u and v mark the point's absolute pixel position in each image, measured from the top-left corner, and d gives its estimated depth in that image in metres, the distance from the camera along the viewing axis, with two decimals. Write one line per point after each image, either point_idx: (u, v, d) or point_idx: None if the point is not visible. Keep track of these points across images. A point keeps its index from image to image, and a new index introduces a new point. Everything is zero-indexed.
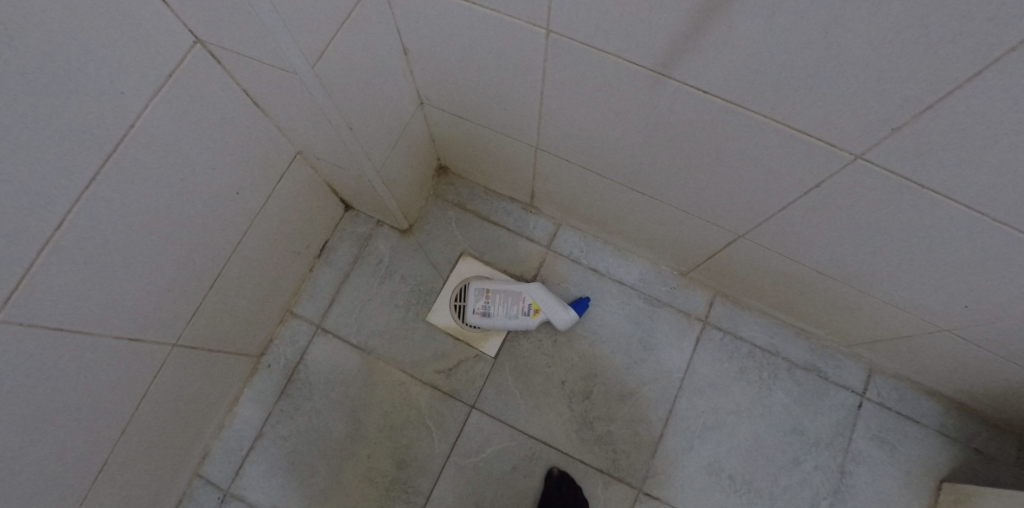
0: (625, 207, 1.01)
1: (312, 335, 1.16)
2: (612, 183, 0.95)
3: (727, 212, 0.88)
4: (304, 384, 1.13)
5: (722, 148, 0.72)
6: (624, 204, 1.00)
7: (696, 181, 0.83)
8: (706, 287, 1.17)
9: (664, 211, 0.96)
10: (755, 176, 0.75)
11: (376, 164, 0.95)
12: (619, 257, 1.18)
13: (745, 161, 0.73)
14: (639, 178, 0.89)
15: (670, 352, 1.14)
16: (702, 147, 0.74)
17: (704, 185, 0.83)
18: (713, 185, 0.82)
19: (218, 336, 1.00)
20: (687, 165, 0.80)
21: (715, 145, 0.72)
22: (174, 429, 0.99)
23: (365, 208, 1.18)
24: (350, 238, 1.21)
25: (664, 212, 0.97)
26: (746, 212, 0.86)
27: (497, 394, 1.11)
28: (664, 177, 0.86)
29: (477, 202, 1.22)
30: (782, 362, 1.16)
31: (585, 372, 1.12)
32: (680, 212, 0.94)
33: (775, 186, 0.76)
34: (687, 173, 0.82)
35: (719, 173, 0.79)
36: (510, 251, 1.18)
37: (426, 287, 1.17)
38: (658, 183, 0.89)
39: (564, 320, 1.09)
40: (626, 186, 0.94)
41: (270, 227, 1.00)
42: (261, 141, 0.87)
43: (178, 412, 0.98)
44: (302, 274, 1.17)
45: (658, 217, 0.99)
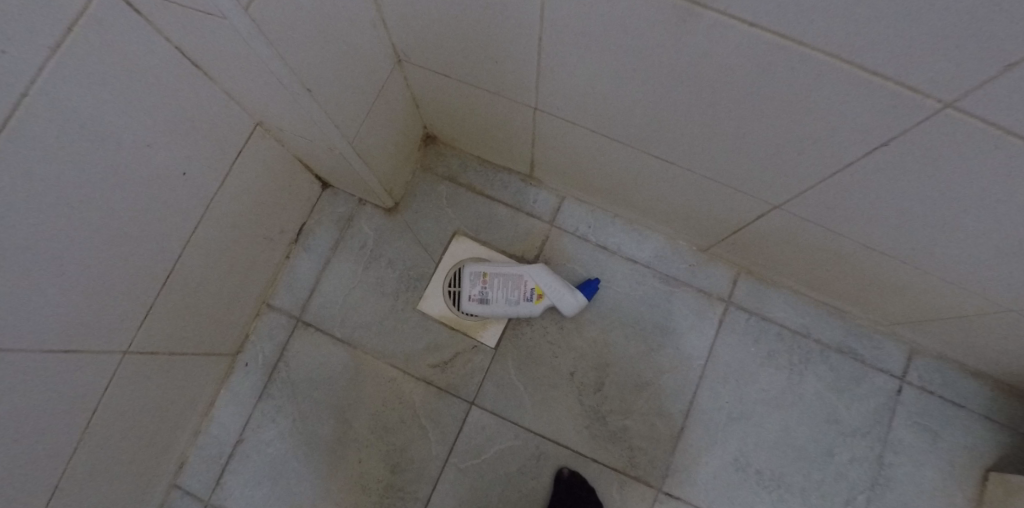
0: (640, 175, 0.87)
1: (292, 329, 1.05)
2: (626, 146, 0.80)
3: (762, 178, 0.75)
4: (286, 383, 1.03)
5: (766, 99, 0.58)
6: (638, 172, 0.86)
7: (728, 140, 0.69)
8: (730, 264, 1.04)
9: (686, 177, 0.82)
10: (802, 134, 0.62)
11: (347, 135, 0.82)
12: (631, 233, 1.05)
13: (791, 116, 0.59)
14: (658, 139, 0.75)
15: (691, 338, 1.02)
16: (742, 98, 0.60)
17: (737, 144, 0.69)
18: (748, 144, 0.68)
19: (181, 336, 0.88)
20: (717, 123, 0.66)
21: (757, 95, 0.58)
22: (139, 441, 0.89)
23: (344, 186, 1.04)
24: (329, 220, 1.08)
25: (686, 179, 0.83)
26: (785, 178, 0.72)
27: (498, 389, 0.99)
28: (690, 139, 0.72)
29: (471, 174, 1.08)
30: (814, 345, 1.04)
31: (597, 362, 1.00)
32: (705, 180, 0.81)
33: (825, 146, 0.62)
34: (716, 131, 0.68)
35: (756, 130, 0.65)
36: (509, 229, 1.05)
37: (416, 272, 1.05)
38: (679, 144, 0.75)
39: (571, 306, 0.97)
40: (642, 150, 0.80)
41: (231, 211, 0.87)
42: (208, 111, 0.73)
43: (142, 423, 0.88)
44: (277, 263, 1.05)
45: (677, 186, 0.86)
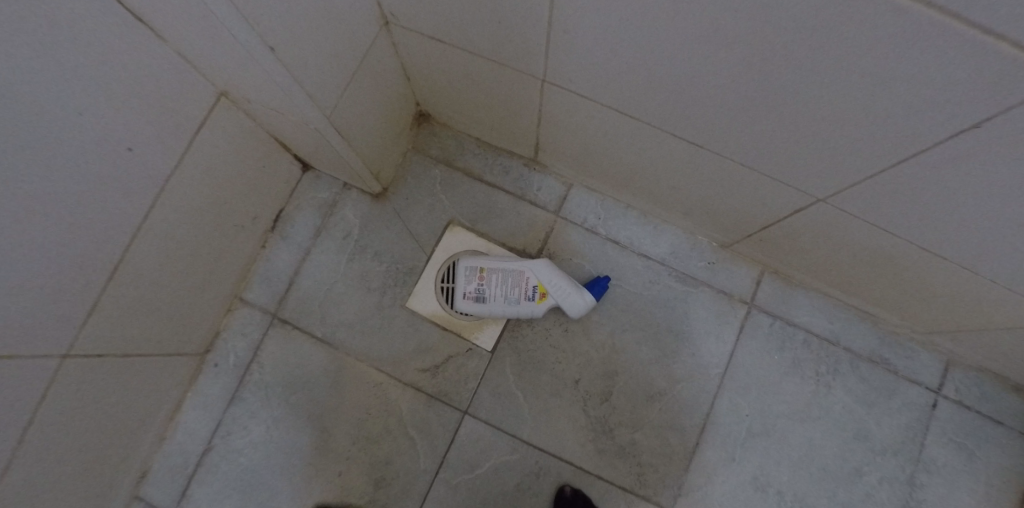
0: (662, 160, 0.76)
1: (267, 327, 0.95)
2: (650, 124, 0.69)
3: (806, 167, 0.64)
4: (260, 387, 0.93)
5: (832, 75, 0.47)
6: (660, 156, 0.75)
7: (776, 122, 0.58)
8: (754, 262, 0.94)
9: (715, 163, 0.71)
10: (871, 118, 0.50)
11: (326, 108, 0.71)
12: (645, 226, 0.94)
13: (862, 97, 0.48)
14: (689, 117, 0.64)
15: (709, 344, 0.92)
16: (802, 73, 0.48)
17: (785, 128, 0.58)
18: (799, 128, 0.57)
19: (136, 336, 0.78)
20: (760, 102, 0.56)
21: (819, 70, 0.47)
22: (93, 454, 0.79)
23: (326, 168, 0.93)
24: (309, 206, 0.97)
25: (715, 166, 0.72)
26: (835, 169, 0.62)
27: (495, 397, 0.90)
28: (726, 119, 0.61)
29: (468, 157, 0.97)
30: (843, 353, 0.94)
31: (604, 369, 0.90)
32: (738, 168, 0.70)
33: (897, 134, 0.51)
34: (762, 110, 0.57)
35: (812, 112, 0.54)
36: (509, 219, 0.94)
37: (404, 265, 0.94)
38: (715, 124, 0.63)
39: (578, 307, 0.87)
40: (665, 132, 0.69)
41: (193, 194, 0.76)
42: (157, 79, 0.62)
43: (95, 434, 0.78)
44: (251, 254, 0.95)
45: (703, 175, 0.75)
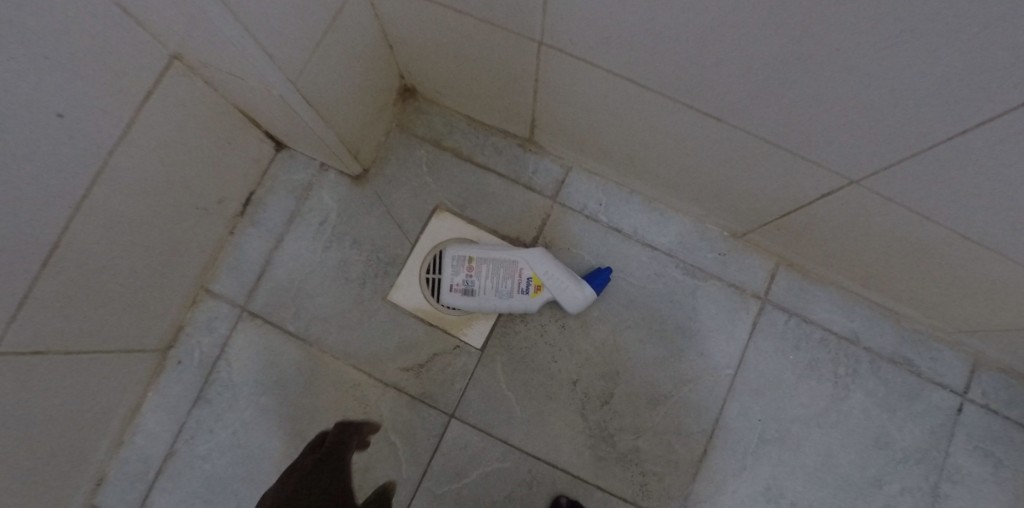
0: (673, 139, 0.67)
1: (235, 321, 0.86)
2: (663, 96, 0.60)
3: (840, 146, 0.55)
4: (227, 386, 0.85)
5: (891, 35, 0.38)
6: (671, 133, 0.67)
7: (809, 93, 0.50)
8: (768, 254, 0.86)
9: (734, 142, 0.63)
10: (932, 88, 0.42)
11: (294, 75, 0.62)
12: (650, 213, 0.86)
13: (924, 63, 0.40)
14: (709, 88, 0.55)
15: (718, 342, 0.84)
16: (851, 33, 0.40)
17: (818, 101, 0.50)
18: (838, 101, 0.49)
19: (83, 332, 0.70)
20: (794, 72, 0.47)
21: (875, 29, 0.39)
22: (44, 467, 0.71)
23: (300, 146, 0.85)
24: (283, 189, 0.89)
25: (733, 145, 0.63)
26: (876, 149, 0.54)
27: (484, 399, 0.82)
28: (751, 92, 0.53)
29: (457, 136, 0.88)
30: (863, 353, 0.87)
31: (605, 369, 0.82)
32: (760, 147, 0.62)
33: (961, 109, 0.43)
34: (797, 79, 0.48)
35: (858, 82, 0.45)
36: (502, 205, 0.86)
37: (386, 254, 0.86)
38: (739, 96, 0.55)
39: (576, 301, 0.79)
40: (678, 106, 0.61)
41: (143, 172, 0.67)
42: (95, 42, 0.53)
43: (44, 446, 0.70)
44: (217, 240, 0.86)
45: (719, 156, 0.67)
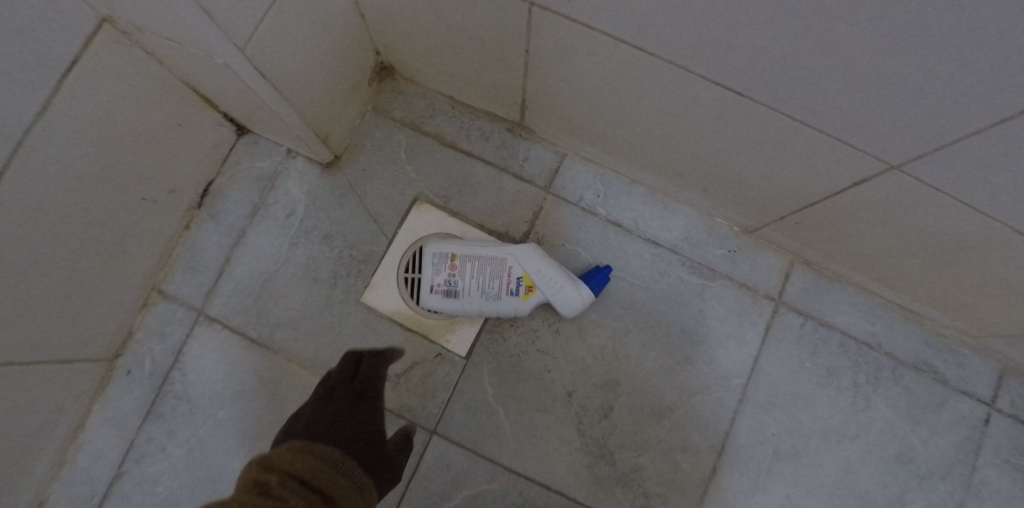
0: (684, 121, 0.59)
1: (190, 327, 0.77)
2: (676, 72, 0.52)
3: (881, 132, 0.47)
4: (181, 399, 0.76)
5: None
6: (683, 114, 0.58)
7: (856, 70, 0.41)
8: (782, 250, 0.78)
9: (755, 124, 0.54)
10: (1022, 62, 0.34)
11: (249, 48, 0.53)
12: (653, 205, 0.78)
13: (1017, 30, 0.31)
14: (734, 62, 0.47)
15: (728, 348, 0.76)
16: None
17: (866, 80, 0.42)
18: (892, 80, 0.40)
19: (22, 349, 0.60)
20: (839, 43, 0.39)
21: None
22: None
23: (264, 130, 0.76)
24: (245, 179, 0.79)
25: (753, 128, 0.55)
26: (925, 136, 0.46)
27: (469, 413, 0.74)
28: (781, 69, 0.45)
29: (439, 121, 0.80)
30: (885, 360, 0.79)
31: (603, 379, 0.74)
32: (783, 130, 0.53)
33: None
34: (844, 53, 0.40)
35: (921, 56, 0.37)
36: (489, 196, 0.78)
37: (360, 251, 0.77)
38: (768, 73, 0.46)
39: (572, 304, 0.71)
40: (690, 83, 0.52)
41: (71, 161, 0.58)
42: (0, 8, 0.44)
43: None
44: (170, 236, 0.77)
45: (735, 141, 0.59)
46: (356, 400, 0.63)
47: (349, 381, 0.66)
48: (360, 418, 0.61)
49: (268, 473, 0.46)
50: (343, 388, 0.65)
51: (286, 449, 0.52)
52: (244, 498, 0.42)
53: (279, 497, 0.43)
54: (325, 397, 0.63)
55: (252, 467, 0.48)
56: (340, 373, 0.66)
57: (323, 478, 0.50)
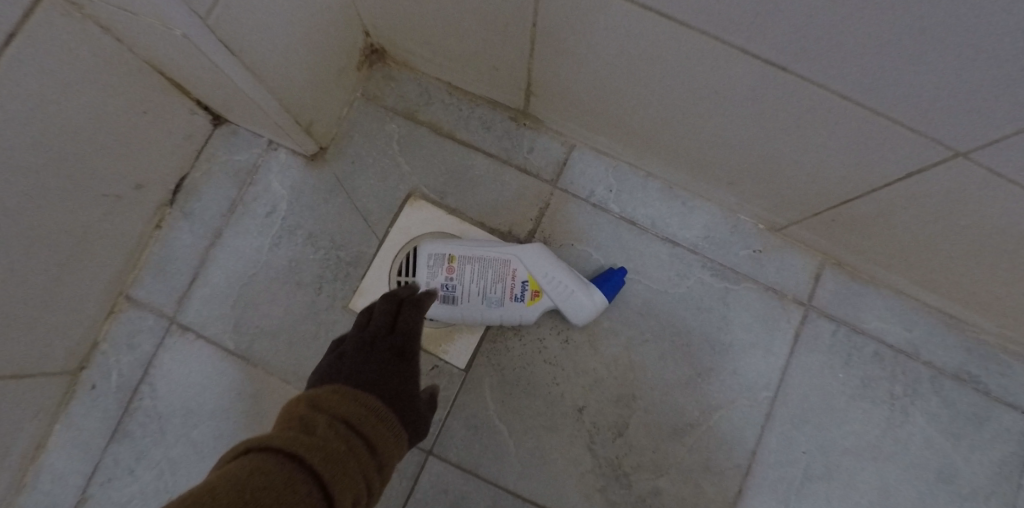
0: (713, 107, 0.52)
1: (162, 337, 0.70)
2: (710, 50, 0.44)
3: (950, 116, 0.40)
4: (151, 417, 0.69)
5: None
6: (713, 98, 0.51)
7: (939, 46, 0.34)
8: (812, 250, 0.71)
9: (794, 110, 0.47)
10: None
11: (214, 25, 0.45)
12: (671, 201, 0.71)
13: None
14: (784, 39, 0.39)
15: (753, 358, 0.69)
16: None
17: (950, 56, 0.34)
18: (987, 58, 0.33)
19: None
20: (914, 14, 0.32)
21: None
22: None
23: (243, 119, 0.69)
24: (222, 173, 0.72)
25: (791, 115, 0.48)
26: (1005, 123, 0.39)
27: (470, 432, 0.67)
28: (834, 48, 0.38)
29: (435, 108, 0.72)
30: (923, 370, 0.72)
31: (618, 393, 0.67)
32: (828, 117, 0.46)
33: None
34: (930, 25, 0.32)
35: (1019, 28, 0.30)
36: (491, 191, 0.71)
37: (349, 253, 0.70)
38: (827, 52, 0.39)
39: (584, 311, 0.64)
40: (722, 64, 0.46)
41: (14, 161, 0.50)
42: None
43: None
44: (138, 236, 0.70)
45: (769, 129, 0.52)
46: (397, 358, 0.52)
47: (389, 334, 0.55)
48: (401, 378, 0.51)
49: (315, 414, 0.41)
50: (383, 341, 0.54)
51: (333, 391, 0.46)
52: (289, 434, 0.37)
53: (323, 437, 0.38)
54: (361, 349, 0.53)
55: (299, 406, 0.43)
56: (377, 323, 0.55)
57: (369, 427, 0.43)
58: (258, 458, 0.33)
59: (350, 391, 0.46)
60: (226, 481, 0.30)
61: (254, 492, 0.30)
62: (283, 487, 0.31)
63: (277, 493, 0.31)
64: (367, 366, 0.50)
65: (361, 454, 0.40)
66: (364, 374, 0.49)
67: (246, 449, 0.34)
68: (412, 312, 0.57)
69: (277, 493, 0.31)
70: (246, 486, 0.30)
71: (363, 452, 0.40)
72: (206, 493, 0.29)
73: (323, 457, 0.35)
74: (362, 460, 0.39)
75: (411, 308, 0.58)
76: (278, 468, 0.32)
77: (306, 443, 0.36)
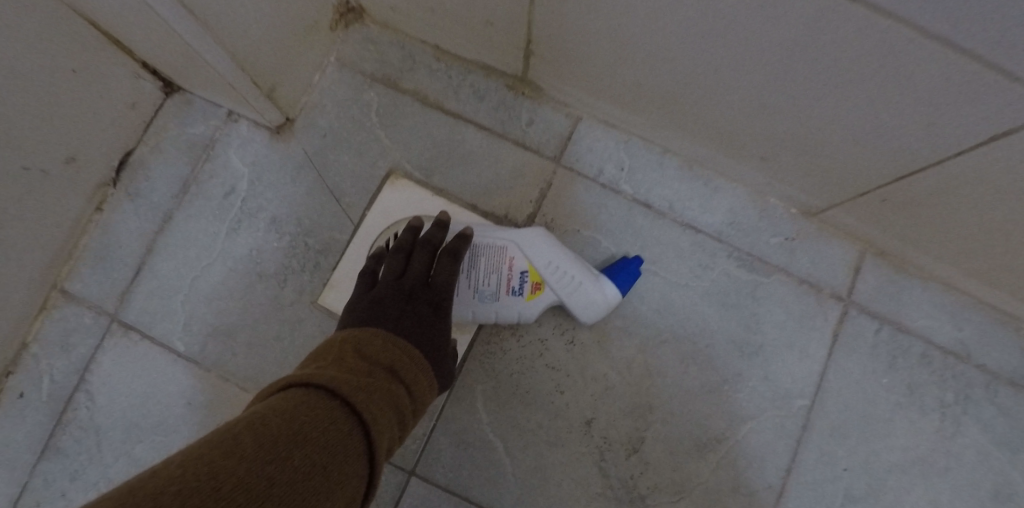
0: (754, 66, 0.43)
1: (101, 337, 0.60)
2: None
3: None
4: (87, 431, 0.59)
5: None
6: (758, 52, 0.41)
7: None
8: (851, 237, 0.62)
9: (863, 66, 0.37)
10: None
11: None
12: (691, 181, 0.62)
13: None
14: None
15: (787, 361, 0.60)
16: None
17: None
18: None
19: None
20: None
21: None
22: None
23: (197, 85, 0.59)
24: (174, 148, 0.63)
25: (855, 71, 0.38)
26: None
27: (461, 447, 0.57)
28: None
29: (421, 74, 0.63)
30: (977, 374, 0.62)
31: (632, 403, 0.58)
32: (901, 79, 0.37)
33: None
34: None
35: None
36: (485, 169, 0.61)
37: (320, 240, 0.60)
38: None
39: (594, 307, 0.55)
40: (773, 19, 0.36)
41: None
42: None
43: None
44: (74, 221, 0.60)
45: (820, 92, 0.42)
46: (433, 312, 0.50)
47: (425, 286, 0.52)
48: (436, 333, 0.49)
49: (354, 355, 0.41)
50: (419, 293, 0.51)
51: (371, 334, 0.44)
52: (330, 372, 0.37)
53: (364, 377, 0.38)
54: (397, 298, 0.50)
55: (338, 345, 0.42)
56: (414, 273, 0.52)
57: (406, 374, 0.42)
58: (302, 393, 0.34)
59: (389, 338, 0.45)
60: (274, 411, 0.31)
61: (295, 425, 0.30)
62: (327, 422, 0.32)
63: (322, 425, 0.31)
64: (403, 318, 0.48)
65: (398, 398, 0.39)
66: (401, 325, 0.47)
67: (290, 384, 0.35)
68: (448, 265, 0.52)
69: (322, 426, 0.31)
70: (292, 418, 0.31)
71: (401, 394, 0.40)
72: (255, 421, 0.30)
73: (363, 395, 0.35)
74: (398, 402, 0.38)
75: (447, 259, 0.53)
76: (319, 402, 0.33)
77: (347, 381, 0.36)
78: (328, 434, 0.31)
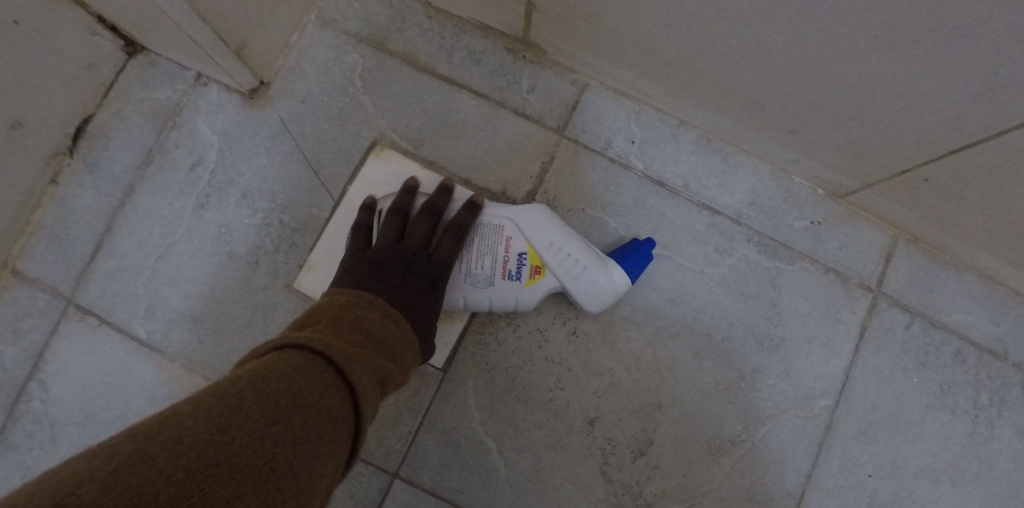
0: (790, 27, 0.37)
1: (56, 323, 0.54)
2: None
3: None
4: (40, 424, 0.54)
5: None
6: (802, 7, 0.34)
7: None
8: (883, 221, 0.56)
9: (934, 25, 0.31)
10: None
11: None
12: (707, 158, 0.56)
13: None
14: None
15: (809, 357, 0.55)
16: None
17: None
18: None
19: None
20: None
21: None
22: None
23: (162, 45, 0.53)
24: (137, 115, 0.57)
25: (921, 33, 0.32)
26: None
27: (451, 447, 0.52)
28: None
29: (410, 34, 0.57)
30: (1016, 374, 0.56)
31: (639, 401, 0.53)
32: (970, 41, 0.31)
33: None
34: None
35: None
36: (480, 140, 0.55)
37: (297, 217, 0.55)
38: None
39: (599, 296, 0.49)
40: None
41: None
42: None
43: None
44: (25, 194, 0.54)
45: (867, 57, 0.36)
46: (429, 288, 0.46)
47: (426, 259, 0.47)
48: (430, 311, 0.45)
49: (349, 321, 0.37)
50: (419, 265, 0.47)
51: (368, 300, 0.40)
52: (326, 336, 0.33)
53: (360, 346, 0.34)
54: (395, 266, 0.46)
55: (333, 308, 0.38)
56: (416, 242, 0.48)
57: (398, 350, 0.38)
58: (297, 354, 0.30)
59: (383, 308, 0.40)
60: (270, 370, 0.27)
61: (288, 394, 0.26)
62: (323, 390, 0.28)
63: (318, 392, 0.28)
64: (400, 288, 0.44)
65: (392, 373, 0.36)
66: (396, 297, 0.43)
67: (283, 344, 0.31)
68: (452, 241, 0.48)
69: (318, 393, 0.28)
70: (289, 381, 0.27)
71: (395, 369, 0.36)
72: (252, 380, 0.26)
73: (361, 365, 0.32)
74: (391, 376, 0.35)
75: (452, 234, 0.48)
76: (315, 367, 0.29)
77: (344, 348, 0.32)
78: (325, 403, 0.28)
